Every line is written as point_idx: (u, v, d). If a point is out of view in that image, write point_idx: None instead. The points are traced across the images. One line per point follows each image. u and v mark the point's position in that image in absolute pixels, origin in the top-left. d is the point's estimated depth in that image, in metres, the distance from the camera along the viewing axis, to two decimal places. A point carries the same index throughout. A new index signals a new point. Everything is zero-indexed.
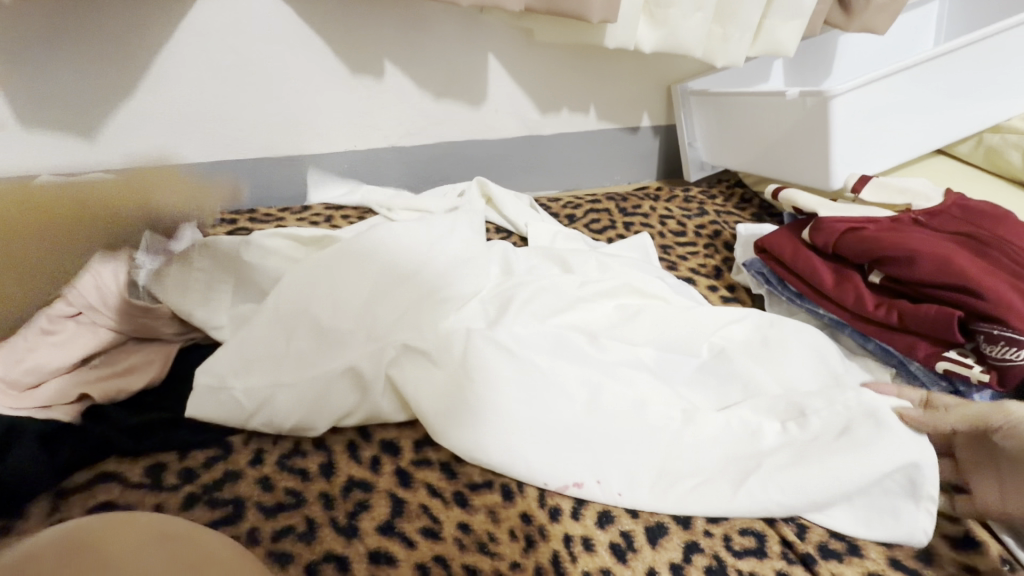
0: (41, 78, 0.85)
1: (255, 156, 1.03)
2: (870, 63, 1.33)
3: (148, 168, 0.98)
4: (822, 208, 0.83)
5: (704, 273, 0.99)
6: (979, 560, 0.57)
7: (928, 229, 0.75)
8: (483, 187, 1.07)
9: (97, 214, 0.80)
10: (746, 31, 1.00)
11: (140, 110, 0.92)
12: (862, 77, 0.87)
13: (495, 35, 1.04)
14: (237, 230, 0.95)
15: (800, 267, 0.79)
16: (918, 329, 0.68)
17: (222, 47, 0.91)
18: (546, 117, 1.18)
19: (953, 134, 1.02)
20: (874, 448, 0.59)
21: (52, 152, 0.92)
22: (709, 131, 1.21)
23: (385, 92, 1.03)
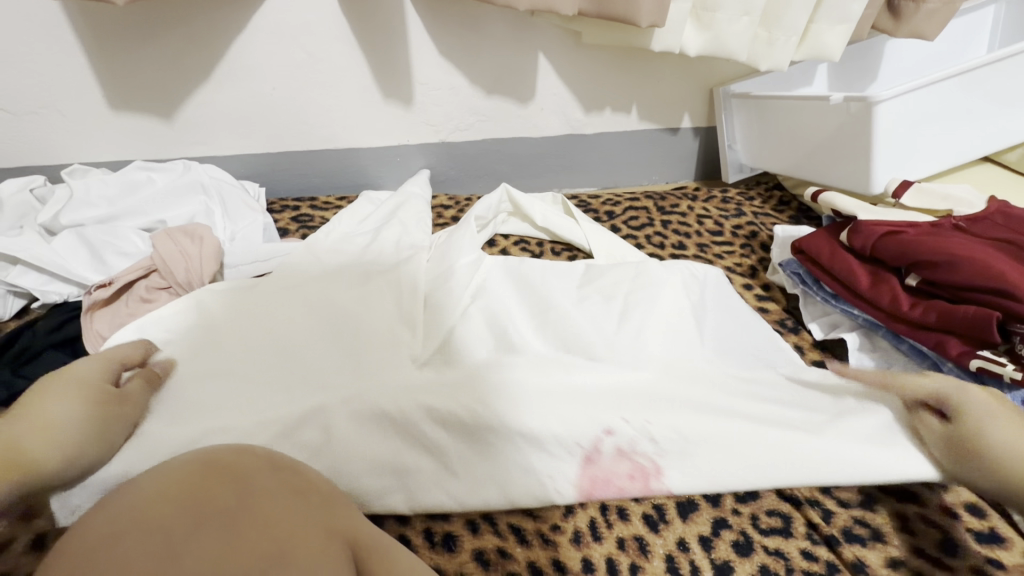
0: (137, 73, 0.96)
1: (317, 147, 1.11)
2: (918, 69, 1.32)
3: (224, 155, 1.08)
4: (861, 210, 0.85)
5: (740, 272, 1.02)
6: (1001, 554, 0.60)
7: (970, 235, 0.77)
8: (514, 199, 1.04)
9: (184, 197, 0.89)
10: (792, 35, 1.02)
11: (221, 103, 1.02)
12: (908, 83, 0.88)
13: (545, 37, 1.09)
14: (301, 215, 1.04)
15: (836, 268, 0.81)
16: (955, 328, 0.69)
17: (294, 46, 0.99)
18: (590, 116, 1.23)
19: (1002, 142, 1.02)
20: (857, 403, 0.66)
21: (145, 141, 1.03)
22: (749, 132, 1.23)
23: (438, 89, 1.09)
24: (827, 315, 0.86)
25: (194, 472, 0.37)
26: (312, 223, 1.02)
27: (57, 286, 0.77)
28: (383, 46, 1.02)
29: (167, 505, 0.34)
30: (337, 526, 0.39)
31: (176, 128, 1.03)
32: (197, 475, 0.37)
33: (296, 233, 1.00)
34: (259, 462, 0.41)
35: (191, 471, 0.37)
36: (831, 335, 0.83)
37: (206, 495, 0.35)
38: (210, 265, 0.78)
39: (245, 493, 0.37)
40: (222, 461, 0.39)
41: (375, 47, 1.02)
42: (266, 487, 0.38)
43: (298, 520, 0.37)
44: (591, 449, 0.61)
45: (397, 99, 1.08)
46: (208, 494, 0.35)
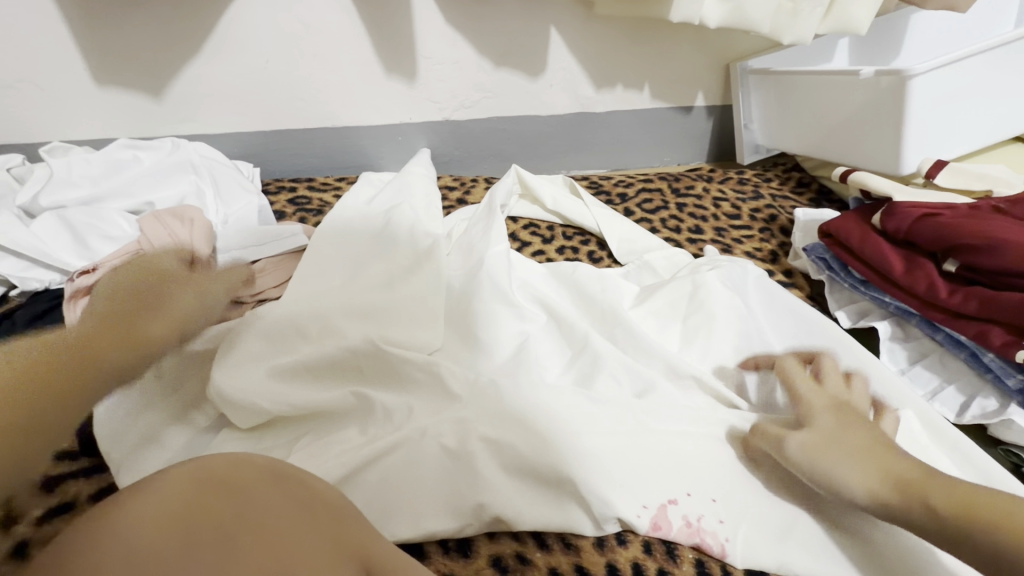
0: (120, 43, 0.89)
1: (314, 125, 1.05)
2: (941, 45, 1.27)
3: (215, 133, 1.01)
4: (894, 191, 0.80)
5: (760, 257, 0.97)
6: None
7: (1011, 217, 0.72)
8: (523, 180, 0.99)
9: (173, 177, 0.83)
10: (818, 6, 0.97)
11: (211, 77, 0.95)
12: (945, 56, 0.83)
13: (556, 8, 1.02)
14: (298, 197, 0.98)
15: (868, 253, 0.76)
16: (999, 317, 0.65)
17: (289, 15, 0.92)
18: (601, 93, 1.17)
19: None
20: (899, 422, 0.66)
21: (130, 117, 0.97)
22: (767, 111, 1.18)
23: (442, 63, 1.03)
24: (855, 302, 0.82)
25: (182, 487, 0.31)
26: (309, 206, 0.97)
27: (38, 273, 0.71)
28: (384, 16, 0.95)
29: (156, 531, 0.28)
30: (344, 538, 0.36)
31: (163, 104, 0.97)
32: (184, 485, 0.31)
33: (293, 216, 0.94)
34: (257, 471, 0.35)
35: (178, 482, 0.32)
36: (860, 324, 0.79)
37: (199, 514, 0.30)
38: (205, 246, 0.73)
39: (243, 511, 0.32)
40: (216, 470, 0.33)
41: (376, 16, 0.95)
42: (271, 504, 0.34)
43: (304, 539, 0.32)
44: (658, 515, 0.55)
45: (399, 73, 1.02)
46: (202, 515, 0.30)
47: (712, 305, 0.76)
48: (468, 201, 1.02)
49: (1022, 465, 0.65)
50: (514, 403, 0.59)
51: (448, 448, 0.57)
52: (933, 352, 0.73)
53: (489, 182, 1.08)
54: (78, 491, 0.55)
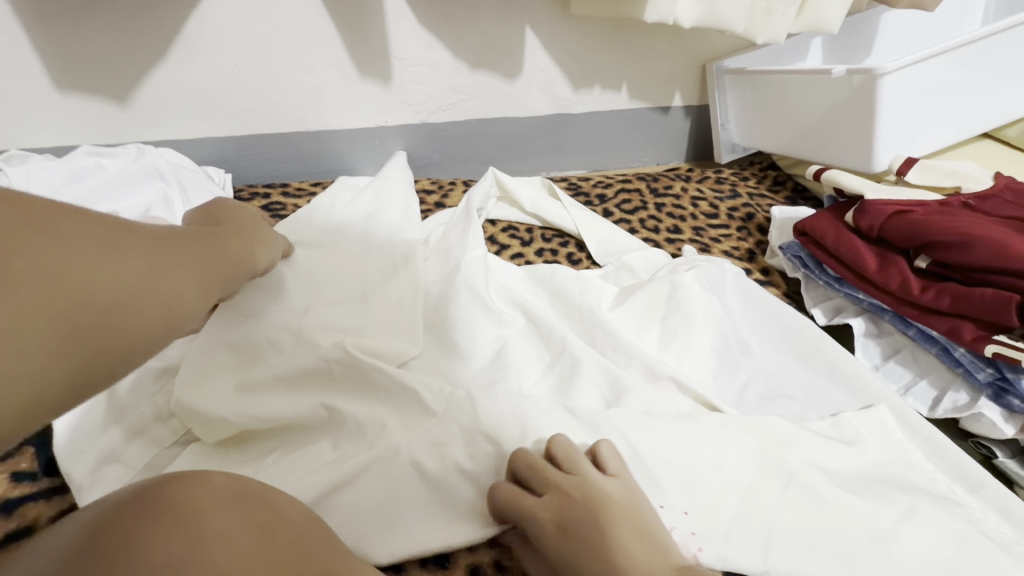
0: (82, 47, 0.87)
1: (288, 129, 1.03)
2: (911, 43, 1.29)
3: (185, 139, 0.99)
4: (866, 189, 0.81)
5: (738, 256, 0.98)
6: None
7: (980, 213, 0.73)
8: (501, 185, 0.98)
9: (139, 184, 0.81)
10: (790, 5, 0.98)
11: (179, 81, 0.93)
12: (914, 54, 0.84)
13: (531, 9, 1.02)
14: (271, 203, 0.97)
15: (842, 251, 0.77)
16: (968, 312, 0.66)
17: (259, 18, 0.90)
18: (579, 94, 1.16)
19: (1001, 117, 0.99)
20: (867, 420, 0.67)
21: (94, 123, 0.94)
22: (744, 110, 1.18)
23: (418, 65, 1.02)
24: (830, 300, 0.82)
25: (102, 532, 0.30)
26: (283, 211, 0.95)
27: None
28: (358, 17, 0.94)
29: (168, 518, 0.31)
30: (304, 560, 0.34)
31: (129, 109, 0.94)
32: (100, 533, 0.30)
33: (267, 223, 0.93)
34: (211, 493, 0.34)
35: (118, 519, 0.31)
36: (835, 321, 0.80)
37: (114, 558, 0.29)
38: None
39: (183, 536, 0.31)
40: (158, 499, 0.32)
41: (349, 17, 0.94)
42: (221, 524, 0.32)
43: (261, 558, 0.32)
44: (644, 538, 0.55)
45: (374, 76, 1.01)
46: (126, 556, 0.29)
47: (689, 307, 0.76)
48: (446, 204, 1.01)
49: (991, 457, 0.66)
50: (489, 409, 0.58)
51: (424, 458, 0.56)
52: (906, 348, 0.74)
53: (467, 185, 1.07)
54: (38, 513, 0.52)
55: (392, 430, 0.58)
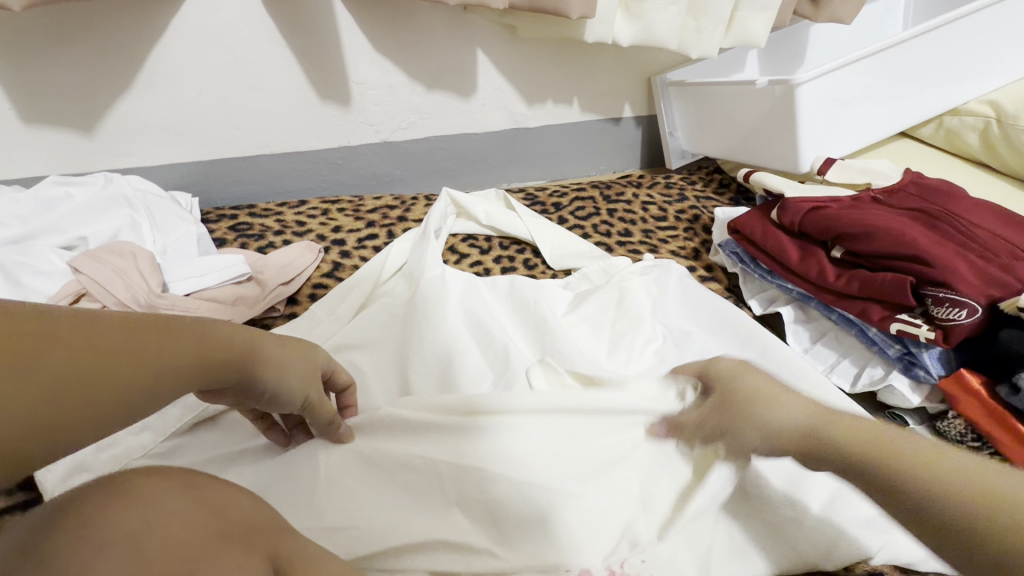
0: (47, 83, 0.90)
1: (253, 152, 1.07)
2: (839, 52, 1.39)
3: (152, 166, 1.03)
4: (788, 188, 0.89)
5: (684, 255, 1.05)
6: None
7: (887, 207, 0.81)
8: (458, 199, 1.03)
9: (107, 211, 0.84)
10: (718, 23, 1.06)
11: (144, 111, 0.97)
12: (825, 65, 0.92)
13: (481, 33, 1.09)
14: (239, 224, 1.01)
15: (768, 245, 0.84)
16: (874, 295, 0.73)
17: (219, 50, 0.95)
18: (533, 108, 1.23)
19: (914, 118, 1.08)
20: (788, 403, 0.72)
21: (61, 154, 0.97)
22: (688, 119, 1.26)
23: (376, 88, 1.08)
24: (764, 292, 0.89)
25: (72, 519, 0.34)
26: (250, 231, 0.99)
27: None
28: (315, 45, 0.99)
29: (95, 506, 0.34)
30: (256, 537, 0.38)
31: (96, 139, 0.98)
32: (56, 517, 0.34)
33: (234, 242, 0.97)
34: (164, 486, 0.38)
35: (90, 505, 0.35)
36: (768, 311, 0.87)
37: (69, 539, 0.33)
38: (152, 277, 0.76)
39: (133, 521, 0.34)
40: (123, 492, 0.36)
41: (307, 46, 0.99)
42: (176, 511, 0.36)
43: (211, 537, 0.36)
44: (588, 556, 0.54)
45: (335, 99, 1.06)
46: (89, 538, 0.33)
47: (635, 307, 0.82)
48: (409, 218, 1.06)
49: (904, 425, 0.73)
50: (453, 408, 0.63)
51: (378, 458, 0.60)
52: (830, 331, 0.81)
53: (428, 199, 1.12)
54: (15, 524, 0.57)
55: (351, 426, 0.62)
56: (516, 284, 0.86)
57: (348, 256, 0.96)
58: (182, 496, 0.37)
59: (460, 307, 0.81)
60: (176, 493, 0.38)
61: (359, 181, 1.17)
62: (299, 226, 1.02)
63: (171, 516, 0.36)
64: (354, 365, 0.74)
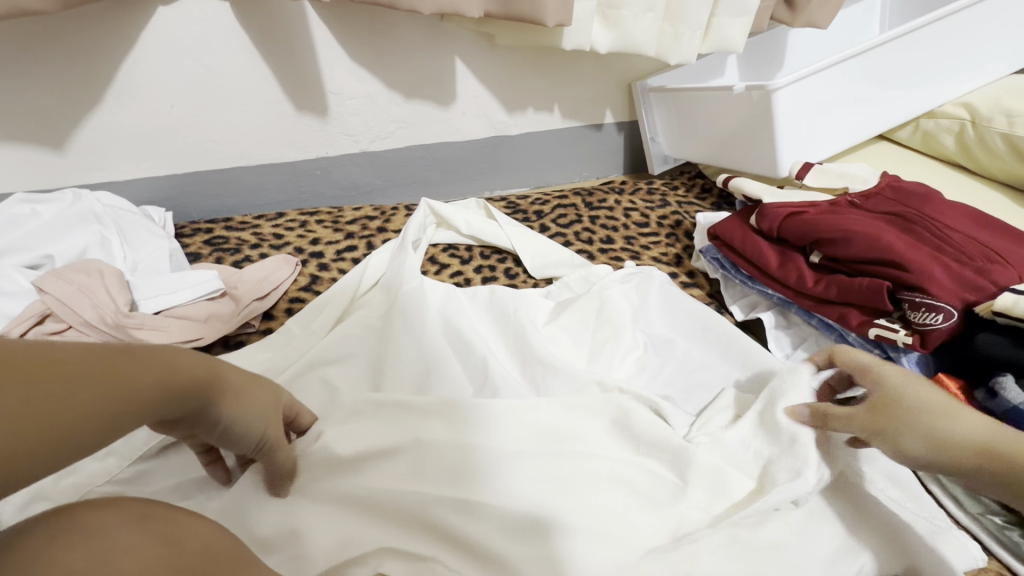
0: (13, 99, 0.88)
1: (229, 165, 1.06)
2: (818, 56, 1.41)
3: (124, 180, 1.01)
4: (767, 194, 0.89)
5: (666, 261, 1.04)
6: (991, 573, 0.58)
7: (864, 211, 0.82)
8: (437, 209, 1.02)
9: (75, 228, 0.83)
10: (696, 29, 1.06)
11: (115, 125, 0.95)
12: (801, 70, 0.93)
13: (459, 41, 1.08)
14: (215, 238, 0.99)
15: (748, 251, 0.84)
16: (853, 300, 0.73)
17: (191, 62, 0.94)
18: (513, 116, 1.23)
19: (891, 122, 1.09)
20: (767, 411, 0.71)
21: (30, 171, 0.95)
22: (669, 124, 1.27)
23: (353, 98, 1.07)
24: (746, 297, 0.89)
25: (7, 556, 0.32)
26: (226, 245, 0.97)
27: None
28: (290, 55, 0.98)
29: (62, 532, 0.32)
30: (210, 562, 0.37)
31: (65, 154, 0.96)
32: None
33: (209, 257, 0.95)
34: (115, 518, 0.36)
35: (30, 541, 0.33)
36: (750, 317, 0.87)
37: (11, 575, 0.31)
38: (120, 296, 0.74)
39: (79, 560, 0.33)
40: (65, 525, 0.35)
41: (281, 57, 0.98)
42: (120, 543, 0.35)
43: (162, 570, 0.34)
44: None
45: (312, 110, 1.05)
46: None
47: (615, 316, 0.82)
48: (389, 229, 1.05)
49: None
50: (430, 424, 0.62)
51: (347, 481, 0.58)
52: (811, 337, 0.80)
53: (408, 209, 1.11)
54: None
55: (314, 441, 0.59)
56: (496, 295, 0.85)
57: (326, 269, 0.95)
58: (134, 529, 0.36)
59: (437, 319, 0.79)
60: (129, 526, 0.36)
61: (339, 192, 1.16)
62: (276, 239, 1.00)
63: (120, 553, 0.34)
64: (329, 381, 0.73)
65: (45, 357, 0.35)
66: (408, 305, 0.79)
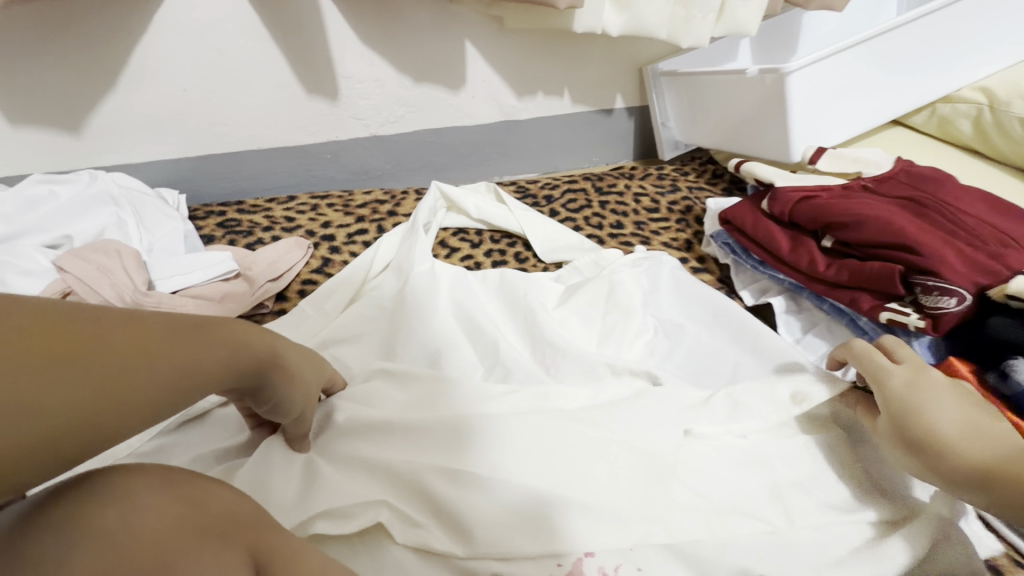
0: (30, 81, 0.89)
1: (241, 149, 1.06)
2: (832, 40, 1.39)
3: (138, 163, 1.02)
4: (779, 178, 0.88)
5: (676, 246, 1.04)
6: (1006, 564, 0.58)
7: (877, 195, 0.81)
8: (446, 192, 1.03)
9: (92, 209, 0.84)
10: (708, 12, 1.05)
11: (129, 108, 0.96)
12: (815, 54, 0.92)
13: (469, 25, 1.08)
14: (228, 220, 1.00)
15: (759, 235, 0.84)
16: (865, 284, 0.73)
17: (202, 45, 0.94)
18: (523, 100, 1.22)
19: (906, 106, 1.08)
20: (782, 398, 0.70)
21: (46, 153, 0.96)
22: (680, 109, 1.25)
23: (363, 82, 1.06)
24: (756, 282, 0.89)
25: (68, 499, 0.35)
26: (238, 228, 0.98)
27: None
28: (301, 38, 0.98)
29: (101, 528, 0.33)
30: (232, 530, 0.38)
31: (81, 137, 0.97)
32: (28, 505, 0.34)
33: (223, 239, 0.96)
34: (145, 479, 0.37)
35: (90, 484, 0.36)
36: (760, 301, 0.87)
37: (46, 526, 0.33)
38: (138, 275, 0.76)
39: (111, 518, 0.34)
40: (98, 481, 0.36)
41: (292, 40, 0.98)
42: (152, 502, 0.36)
43: (184, 535, 0.35)
44: (573, 566, 0.51)
45: (323, 93, 1.05)
46: (73, 524, 0.33)
47: (625, 300, 0.82)
48: (399, 213, 1.05)
49: None
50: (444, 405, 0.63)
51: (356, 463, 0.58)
52: (822, 322, 0.80)
53: (419, 194, 1.12)
54: None
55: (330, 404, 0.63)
56: (506, 279, 0.85)
57: (338, 252, 0.96)
58: (159, 495, 0.37)
59: (448, 301, 0.80)
60: (156, 490, 0.37)
61: (349, 176, 1.17)
62: (288, 222, 1.01)
63: (145, 515, 0.35)
64: (342, 360, 0.74)
65: (92, 333, 0.34)
66: (419, 287, 0.80)
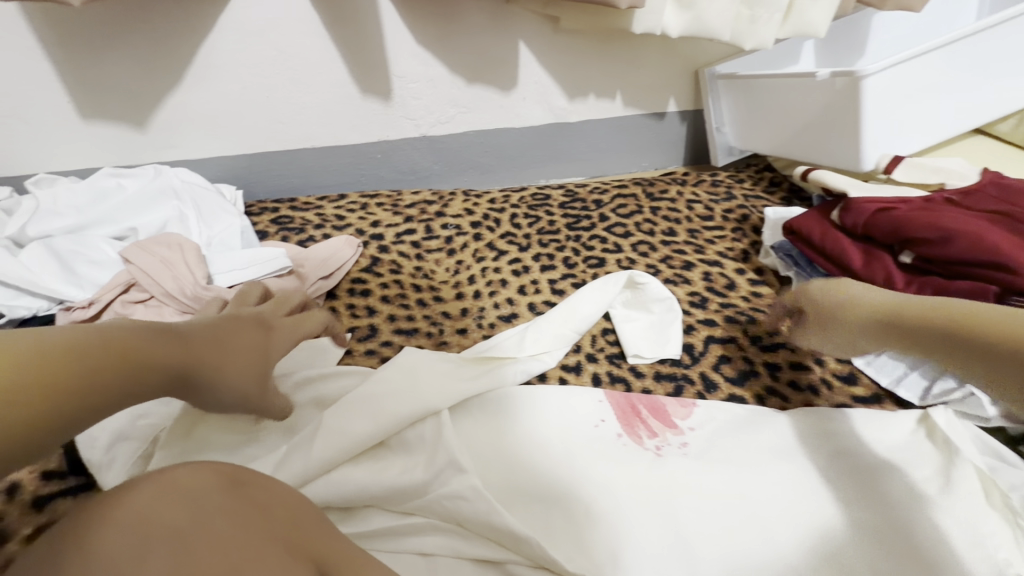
0: (103, 78, 0.93)
1: (294, 146, 1.08)
2: (903, 43, 1.31)
3: (197, 159, 1.05)
4: (851, 188, 0.83)
5: (732, 256, 0.98)
6: None
7: (962, 208, 0.75)
8: None
9: (157, 202, 0.87)
10: (775, 13, 1.00)
11: (192, 105, 0.99)
12: (895, 56, 0.86)
13: (524, 25, 1.06)
14: (280, 216, 1.02)
15: (828, 248, 0.79)
16: None
17: (263, 43, 0.96)
18: (574, 103, 1.20)
19: (991, 114, 1.00)
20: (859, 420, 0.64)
21: (115, 147, 1.01)
22: (738, 114, 1.20)
23: (416, 82, 1.06)
24: None
25: (149, 483, 0.36)
26: (291, 224, 1.00)
27: (26, 300, 0.75)
28: (357, 37, 0.99)
29: (206, 475, 0.38)
30: (297, 538, 0.38)
31: (147, 132, 1.00)
32: (106, 503, 0.34)
33: (276, 235, 0.98)
34: (208, 478, 0.37)
35: (132, 505, 0.34)
36: None
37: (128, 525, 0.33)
38: (198, 269, 0.77)
39: (184, 520, 0.34)
40: (164, 482, 0.36)
41: (349, 39, 0.99)
42: (219, 501, 0.36)
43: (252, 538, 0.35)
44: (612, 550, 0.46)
45: (376, 93, 1.06)
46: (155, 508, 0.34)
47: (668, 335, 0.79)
48: (448, 214, 1.04)
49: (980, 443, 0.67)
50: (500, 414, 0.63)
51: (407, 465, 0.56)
52: None
53: (466, 195, 1.11)
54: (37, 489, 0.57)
55: (377, 404, 0.59)
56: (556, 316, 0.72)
57: (386, 251, 0.95)
58: (221, 500, 0.36)
59: None
60: (221, 498, 0.37)
61: (397, 174, 1.17)
62: (339, 220, 1.02)
63: (211, 523, 0.35)
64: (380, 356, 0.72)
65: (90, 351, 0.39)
66: None
